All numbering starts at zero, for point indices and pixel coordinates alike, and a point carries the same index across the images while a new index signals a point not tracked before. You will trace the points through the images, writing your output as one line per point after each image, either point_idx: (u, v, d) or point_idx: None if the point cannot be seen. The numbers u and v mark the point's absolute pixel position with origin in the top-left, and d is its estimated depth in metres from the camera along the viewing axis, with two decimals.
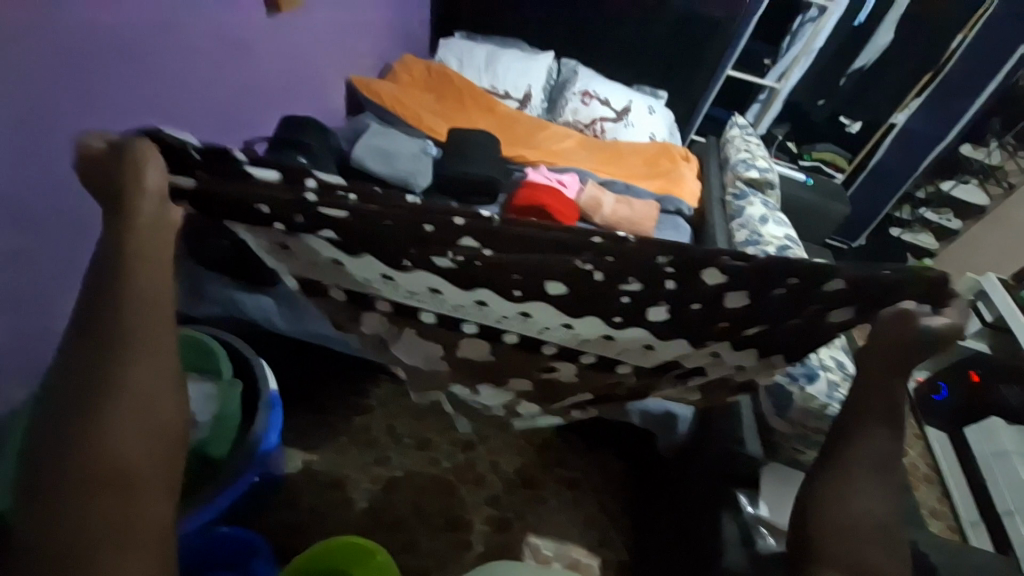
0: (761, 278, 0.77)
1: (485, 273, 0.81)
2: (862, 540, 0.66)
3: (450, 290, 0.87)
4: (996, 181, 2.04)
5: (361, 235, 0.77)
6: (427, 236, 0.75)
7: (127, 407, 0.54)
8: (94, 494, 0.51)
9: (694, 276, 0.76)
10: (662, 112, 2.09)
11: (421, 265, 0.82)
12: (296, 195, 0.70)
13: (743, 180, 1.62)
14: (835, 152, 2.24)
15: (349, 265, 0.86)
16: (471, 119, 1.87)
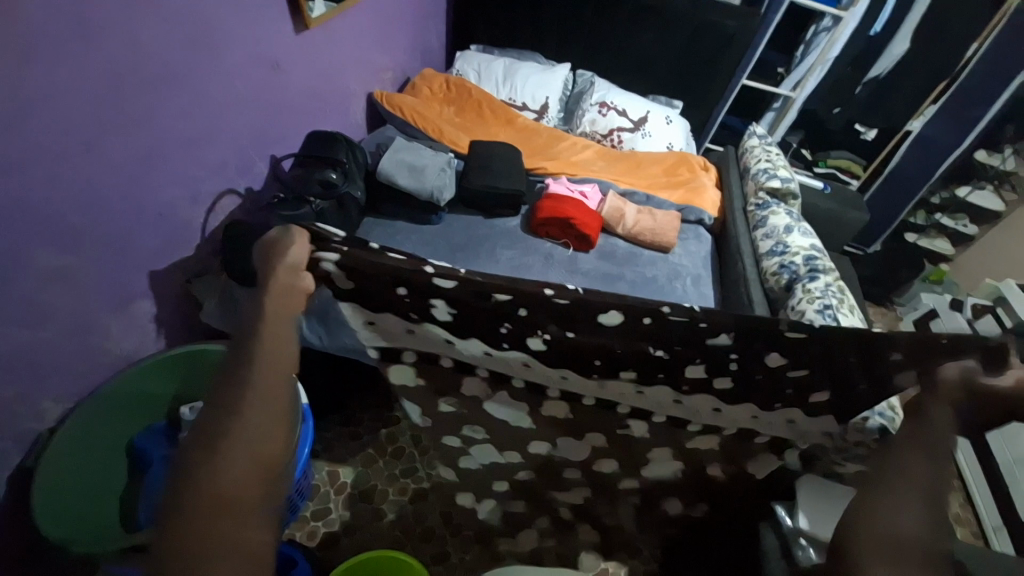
0: (820, 352, 0.80)
1: (569, 350, 0.84)
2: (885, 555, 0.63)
3: (537, 365, 0.88)
4: (1010, 187, 2.02)
5: (463, 317, 0.82)
6: (516, 314, 0.80)
7: (240, 437, 0.55)
8: (201, 510, 0.50)
9: (749, 350, 0.80)
10: (678, 122, 2.10)
11: (514, 342, 0.85)
12: (412, 286, 0.79)
13: (765, 189, 1.63)
14: (851, 159, 2.30)
15: (422, 334, 0.88)
16: (491, 132, 1.89)
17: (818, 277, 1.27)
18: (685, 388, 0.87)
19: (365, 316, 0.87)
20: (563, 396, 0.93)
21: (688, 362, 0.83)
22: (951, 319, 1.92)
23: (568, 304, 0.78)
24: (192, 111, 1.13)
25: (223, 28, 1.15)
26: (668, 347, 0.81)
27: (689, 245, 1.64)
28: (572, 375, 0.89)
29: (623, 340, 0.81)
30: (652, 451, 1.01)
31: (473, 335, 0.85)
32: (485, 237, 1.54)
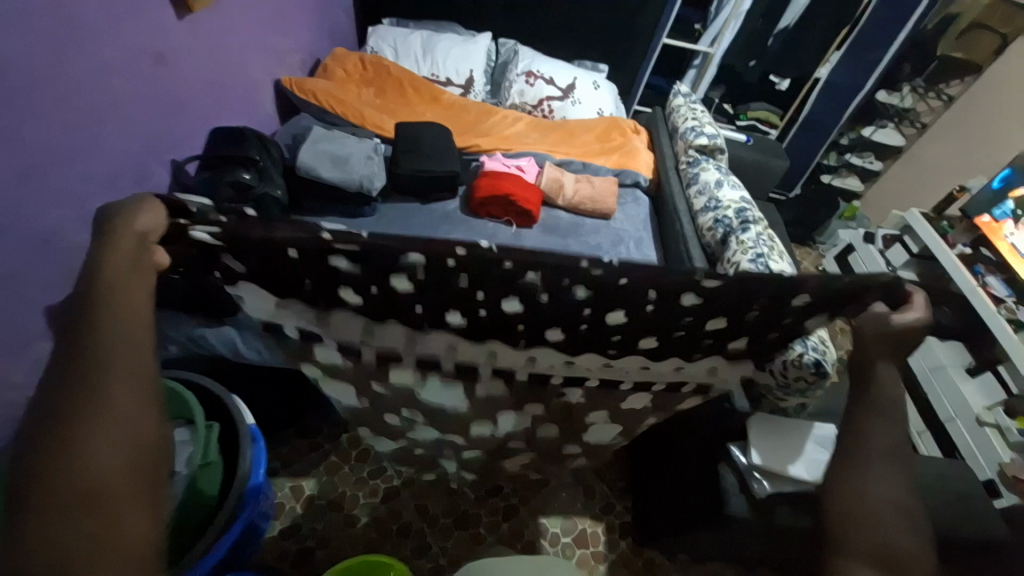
0: (730, 303, 0.73)
1: (493, 322, 0.76)
2: (880, 522, 0.54)
3: (462, 342, 0.80)
4: (910, 122, 2.23)
5: (379, 301, 0.74)
6: (426, 286, 0.71)
7: (109, 419, 0.48)
8: (66, 513, 0.43)
9: (667, 297, 0.71)
10: (606, 86, 2.10)
11: (432, 321, 0.77)
12: (304, 249, 0.67)
13: (694, 147, 1.67)
14: (768, 110, 2.41)
15: (336, 321, 0.79)
16: (417, 111, 1.80)
17: (750, 227, 1.32)
18: (613, 351, 0.81)
19: (273, 300, 0.77)
20: (495, 371, 0.83)
21: (610, 320, 0.74)
22: (866, 250, 2.09)
23: (471, 269, 0.68)
24: (71, 118, 0.98)
25: (91, 16, 0.99)
26: (592, 308, 0.73)
27: (629, 209, 1.66)
28: (499, 350, 0.80)
29: (549, 305, 0.72)
30: (591, 415, 0.93)
31: (391, 318, 0.76)
32: (426, 224, 1.49)
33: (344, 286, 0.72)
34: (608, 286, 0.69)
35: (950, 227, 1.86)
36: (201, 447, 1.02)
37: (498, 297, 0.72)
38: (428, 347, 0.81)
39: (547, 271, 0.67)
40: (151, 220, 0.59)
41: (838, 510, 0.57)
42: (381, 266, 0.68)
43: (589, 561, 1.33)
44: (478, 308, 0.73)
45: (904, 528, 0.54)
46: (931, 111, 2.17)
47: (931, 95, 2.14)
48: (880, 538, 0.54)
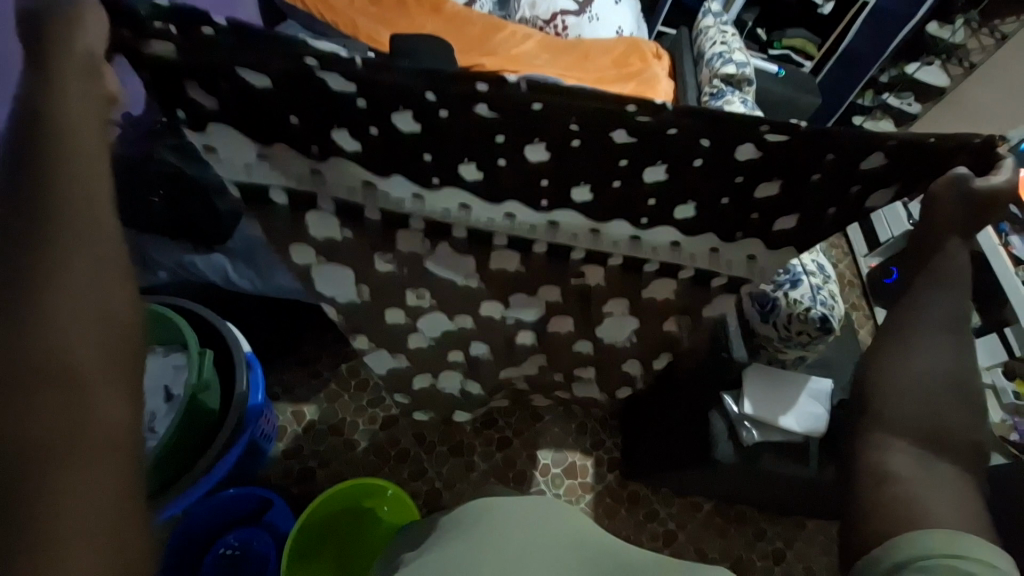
0: (789, 160, 0.67)
1: (514, 175, 0.71)
2: (932, 400, 0.61)
3: (477, 204, 0.77)
4: (958, 61, 2.05)
5: (383, 145, 0.70)
6: (434, 129, 0.67)
7: (73, 303, 0.45)
8: (35, 387, 0.41)
9: (720, 155, 0.67)
10: (628, 1, 1.87)
11: (449, 177, 0.73)
12: (292, 71, 0.63)
13: (720, 77, 1.52)
14: (805, 38, 2.17)
15: (332, 170, 0.75)
16: (416, 23, 1.63)
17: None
18: (645, 218, 0.76)
19: (251, 149, 0.76)
20: (511, 244, 0.83)
21: (647, 175, 0.70)
22: None
23: (499, 107, 0.63)
24: None
25: None
26: (628, 160, 0.69)
27: None
28: (517, 211, 0.77)
29: (584, 154, 0.68)
30: (609, 303, 0.92)
31: (398, 169, 0.73)
32: None
33: (340, 131, 0.69)
34: (653, 136, 0.65)
35: None
36: (195, 375, 1.00)
37: (523, 145, 0.67)
38: (435, 206, 0.78)
39: (590, 117, 0.63)
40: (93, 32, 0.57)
41: (884, 391, 0.63)
42: (389, 88, 0.63)
43: (576, 490, 1.39)
44: (500, 160, 0.70)
45: (945, 404, 0.61)
46: (982, 49, 1.99)
47: (984, 31, 1.97)
48: (923, 415, 0.61)
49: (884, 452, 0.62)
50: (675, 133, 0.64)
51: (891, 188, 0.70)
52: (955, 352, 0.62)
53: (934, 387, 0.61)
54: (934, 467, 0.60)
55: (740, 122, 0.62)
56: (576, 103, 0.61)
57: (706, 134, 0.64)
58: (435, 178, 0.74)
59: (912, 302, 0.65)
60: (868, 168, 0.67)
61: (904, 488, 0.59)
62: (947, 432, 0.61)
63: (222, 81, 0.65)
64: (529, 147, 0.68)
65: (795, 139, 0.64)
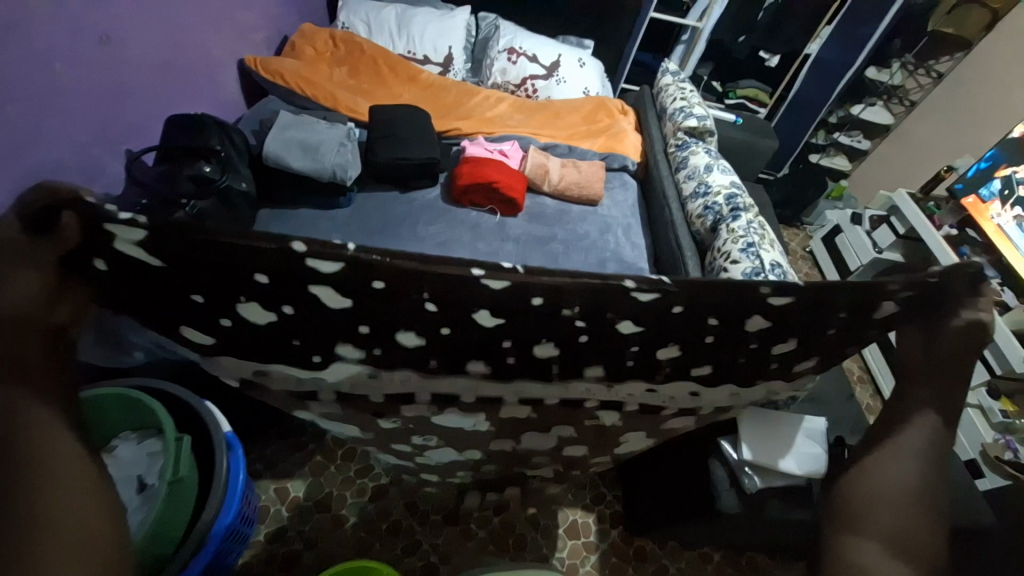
0: (793, 320, 0.66)
1: (522, 366, 0.69)
2: (901, 514, 0.57)
3: (484, 383, 0.72)
4: (898, 100, 2.21)
5: (388, 355, 0.68)
6: (438, 340, 0.65)
7: (56, 534, 0.50)
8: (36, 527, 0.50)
9: (732, 325, 0.65)
10: (592, 63, 1.99)
11: (450, 369, 0.70)
12: (275, 275, 0.58)
13: (683, 129, 1.58)
14: (758, 87, 2.33)
15: (334, 370, 0.72)
16: (394, 94, 1.72)
17: (740, 215, 1.27)
18: (661, 378, 0.72)
19: (250, 366, 0.74)
20: (533, 415, 0.80)
21: (662, 353, 0.68)
22: (853, 232, 2.11)
23: (489, 301, 0.60)
24: (7, 108, 0.89)
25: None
26: (640, 342, 0.66)
27: (616, 194, 1.62)
28: (528, 386, 0.73)
29: (589, 344, 0.66)
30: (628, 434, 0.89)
31: (403, 366, 0.70)
32: (406, 214, 1.43)
33: (340, 344, 0.67)
34: (659, 316, 0.62)
35: (937, 208, 1.88)
36: (171, 462, 0.94)
37: (526, 341, 0.65)
38: (441, 388, 0.74)
39: (591, 304, 0.61)
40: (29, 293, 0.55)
41: (863, 496, 0.61)
42: (378, 296, 0.60)
43: (580, 551, 1.33)
44: (505, 346, 0.66)
45: (927, 518, 0.57)
46: (921, 89, 2.14)
47: (920, 72, 2.11)
48: (898, 524, 0.57)
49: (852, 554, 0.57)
50: (680, 311, 0.62)
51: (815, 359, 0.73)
52: (922, 469, 0.60)
53: (908, 497, 0.58)
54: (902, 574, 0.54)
55: (738, 294, 0.62)
56: (566, 295, 0.60)
57: (713, 312, 0.63)
58: (434, 366, 0.69)
59: (897, 415, 0.65)
60: (882, 316, 0.65)
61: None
62: (920, 550, 0.56)
63: (188, 294, 0.62)
64: (534, 348, 0.66)
65: (803, 298, 0.63)
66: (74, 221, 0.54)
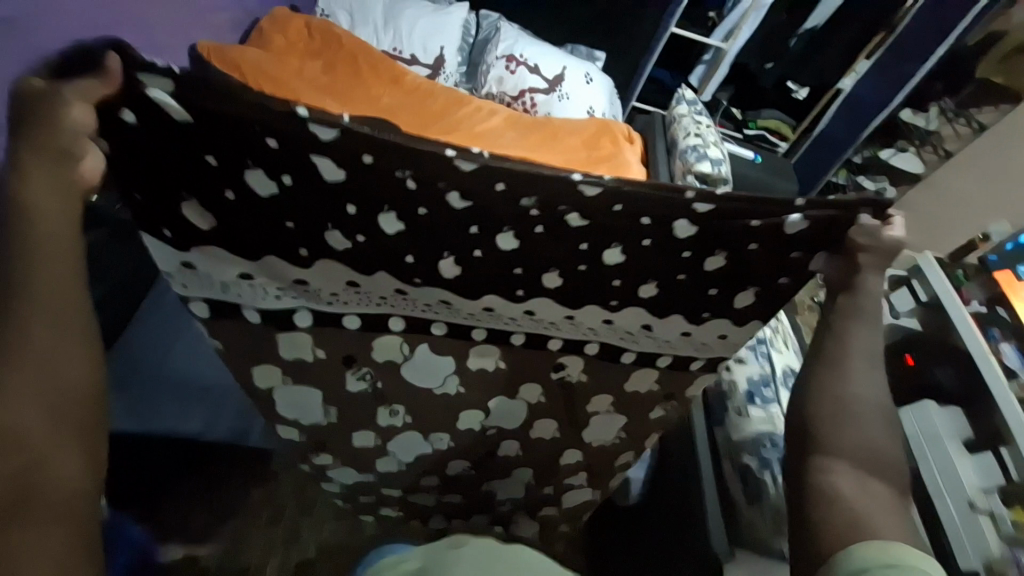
0: (716, 241, 0.74)
1: (489, 265, 0.78)
2: (862, 422, 0.70)
3: (457, 292, 0.82)
4: (932, 148, 1.99)
5: (369, 249, 0.76)
6: (420, 224, 0.74)
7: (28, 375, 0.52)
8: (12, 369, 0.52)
9: (663, 234, 0.73)
10: (601, 79, 1.78)
11: (431, 279, 0.80)
12: (284, 141, 0.65)
13: (693, 173, 1.36)
14: (780, 120, 2.15)
15: (316, 271, 0.80)
16: (371, 97, 1.51)
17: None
18: (614, 303, 0.83)
19: (240, 265, 0.80)
20: (491, 335, 0.88)
21: (607, 257, 0.77)
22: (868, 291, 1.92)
23: (460, 185, 0.69)
24: None
25: None
26: (590, 244, 0.75)
27: None
28: (499, 302, 0.83)
29: (547, 240, 0.74)
30: (594, 403, 0.98)
31: (382, 267, 0.79)
32: None
33: (330, 229, 0.74)
34: (602, 212, 0.71)
35: (965, 278, 1.72)
36: None
37: (492, 237, 0.74)
38: (419, 302, 0.84)
39: (545, 197, 0.70)
40: (84, 123, 0.58)
41: (823, 409, 0.70)
42: (367, 174, 0.68)
43: None
44: (476, 247, 0.75)
45: (881, 424, 0.71)
46: (957, 138, 1.91)
47: (960, 120, 1.89)
48: (858, 438, 0.69)
49: (833, 475, 0.67)
50: (617, 210, 0.71)
51: (754, 291, 0.81)
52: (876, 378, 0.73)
53: (868, 407, 0.71)
54: (875, 488, 0.66)
55: (669, 197, 0.69)
56: (531, 183, 0.68)
57: (646, 213, 0.71)
58: (417, 282, 0.81)
59: (831, 329, 0.74)
60: (794, 231, 0.73)
61: (881, 491, 0.66)
62: (880, 453, 0.70)
63: (202, 156, 0.67)
64: (495, 242, 0.75)
65: (721, 211, 0.70)
66: (118, 65, 0.58)
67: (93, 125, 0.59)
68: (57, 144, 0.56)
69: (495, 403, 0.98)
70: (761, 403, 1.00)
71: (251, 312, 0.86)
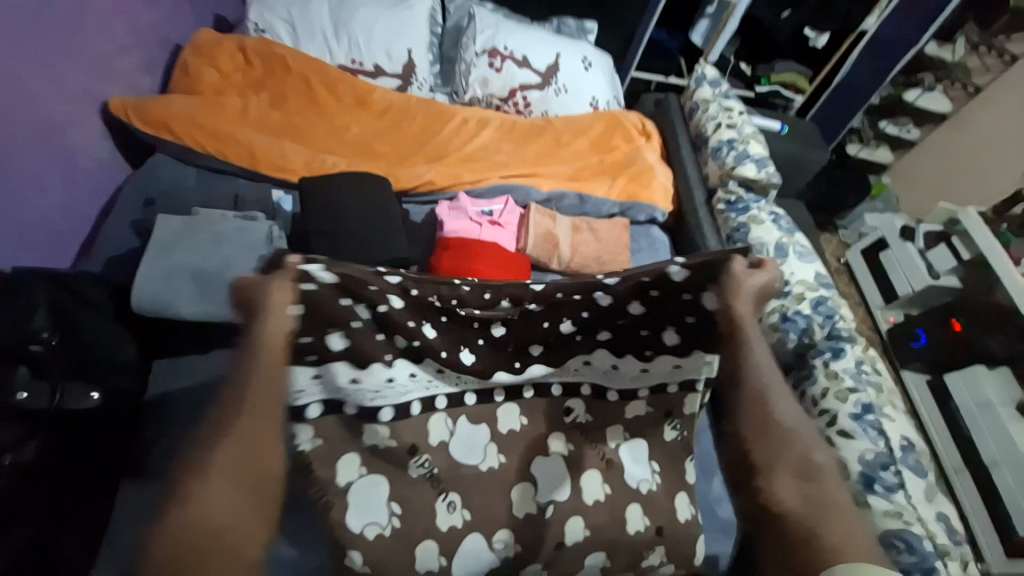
0: (628, 293, 0.81)
1: (490, 350, 0.85)
2: (796, 438, 0.65)
3: (472, 378, 0.84)
4: (961, 85, 1.83)
5: (413, 350, 0.80)
6: (447, 325, 0.82)
7: (236, 469, 0.55)
8: (221, 463, 0.54)
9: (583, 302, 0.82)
10: (599, 61, 1.53)
11: (465, 367, 0.83)
12: (380, 286, 0.74)
13: (736, 178, 1.18)
14: (796, 72, 1.91)
15: (397, 374, 0.79)
16: (338, 130, 1.25)
17: (844, 350, 0.87)
18: (585, 347, 0.87)
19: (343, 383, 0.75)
20: (506, 395, 0.87)
21: (565, 328, 0.86)
22: (902, 249, 1.83)
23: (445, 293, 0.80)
24: None
25: None
26: (546, 317, 0.85)
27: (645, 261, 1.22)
28: (503, 377, 0.86)
29: (517, 321, 0.84)
30: (608, 433, 0.90)
31: (425, 357, 0.81)
32: None
33: (398, 338, 0.78)
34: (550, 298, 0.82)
35: (1011, 234, 1.59)
36: None
37: (489, 323, 0.84)
38: (451, 384, 0.83)
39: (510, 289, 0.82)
40: (285, 299, 0.66)
41: (748, 429, 0.67)
42: (413, 298, 0.78)
43: None
44: (484, 334, 0.84)
45: (813, 441, 0.66)
46: (986, 70, 1.76)
47: (989, 51, 1.74)
48: (789, 453, 0.64)
49: (771, 492, 0.62)
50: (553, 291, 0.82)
51: (676, 331, 0.83)
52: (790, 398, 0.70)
53: (787, 423, 0.67)
54: (821, 498, 0.60)
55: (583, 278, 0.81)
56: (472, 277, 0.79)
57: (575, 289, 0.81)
58: (442, 372, 0.82)
59: (734, 358, 0.75)
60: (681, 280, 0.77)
61: (825, 494, 0.60)
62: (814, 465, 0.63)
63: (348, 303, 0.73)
64: (492, 327, 0.84)
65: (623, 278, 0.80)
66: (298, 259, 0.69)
67: (290, 302, 0.66)
68: (277, 307, 0.64)
69: (535, 466, 0.87)
70: (883, 492, 0.72)
71: (306, 439, 0.76)
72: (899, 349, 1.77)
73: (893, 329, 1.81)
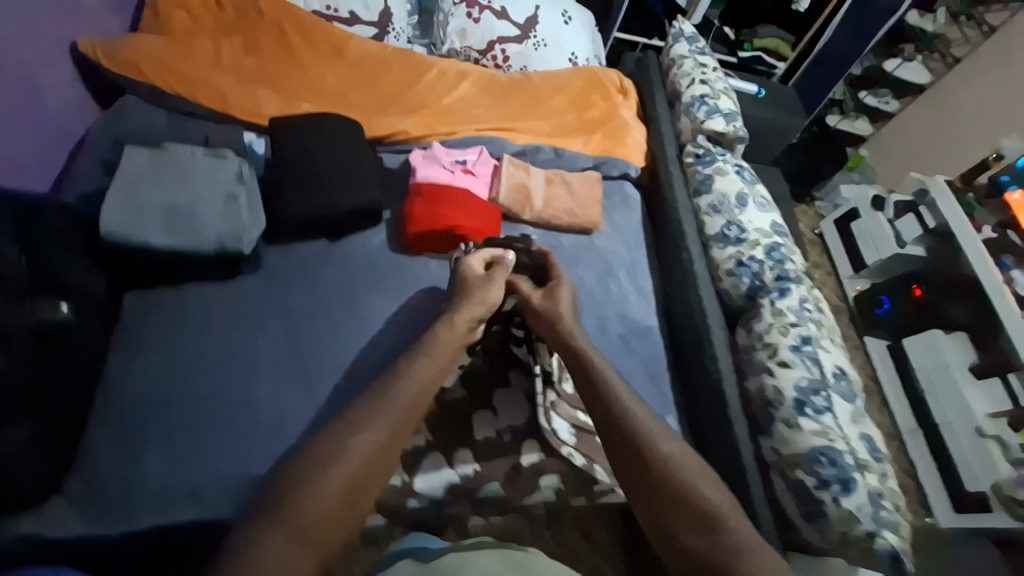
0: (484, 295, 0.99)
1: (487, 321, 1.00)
2: (687, 479, 0.65)
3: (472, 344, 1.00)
4: (940, 55, 1.87)
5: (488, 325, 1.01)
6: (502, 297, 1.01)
7: (335, 489, 0.59)
8: (328, 480, 0.59)
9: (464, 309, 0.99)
10: (579, 17, 1.53)
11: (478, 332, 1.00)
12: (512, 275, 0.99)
13: (704, 133, 1.20)
14: (779, 37, 1.96)
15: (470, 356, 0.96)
16: (312, 78, 1.24)
17: (790, 289, 0.92)
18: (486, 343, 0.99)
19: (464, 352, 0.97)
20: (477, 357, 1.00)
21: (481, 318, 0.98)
22: (873, 219, 1.86)
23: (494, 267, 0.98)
24: None
25: None
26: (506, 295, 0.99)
27: (616, 215, 1.23)
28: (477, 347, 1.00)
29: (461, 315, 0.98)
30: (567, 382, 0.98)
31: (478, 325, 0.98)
32: (339, 280, 1.03)
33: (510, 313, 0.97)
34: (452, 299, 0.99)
35: (976, 203, 1.63)
36: None
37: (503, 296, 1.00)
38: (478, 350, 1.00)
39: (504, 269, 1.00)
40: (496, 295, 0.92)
41: (638, 475, 0.67)
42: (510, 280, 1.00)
43: None
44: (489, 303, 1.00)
45: (706, 477, 0.66)
46: (965, 42, 1.80)
47: (970, 22, 1.78)
48: (681, 492, 0.64)
49: (676, 541, 0.61)
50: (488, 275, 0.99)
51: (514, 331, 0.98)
52: (668, 435, 0.70)
53: (674, 460, 0.67)
54: (726, 538, 0.60)
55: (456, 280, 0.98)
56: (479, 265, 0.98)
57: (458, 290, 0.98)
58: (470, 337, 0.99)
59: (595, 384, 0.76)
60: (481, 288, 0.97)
61: (732, 539, 0.60)
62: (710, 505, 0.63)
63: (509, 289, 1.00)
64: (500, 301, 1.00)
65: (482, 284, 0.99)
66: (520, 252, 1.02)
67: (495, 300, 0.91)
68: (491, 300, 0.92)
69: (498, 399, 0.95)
70: (814, 415, 0.78)
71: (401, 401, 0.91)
72: (864, 316, 1.84)
73: (860, 295, 1.87)
